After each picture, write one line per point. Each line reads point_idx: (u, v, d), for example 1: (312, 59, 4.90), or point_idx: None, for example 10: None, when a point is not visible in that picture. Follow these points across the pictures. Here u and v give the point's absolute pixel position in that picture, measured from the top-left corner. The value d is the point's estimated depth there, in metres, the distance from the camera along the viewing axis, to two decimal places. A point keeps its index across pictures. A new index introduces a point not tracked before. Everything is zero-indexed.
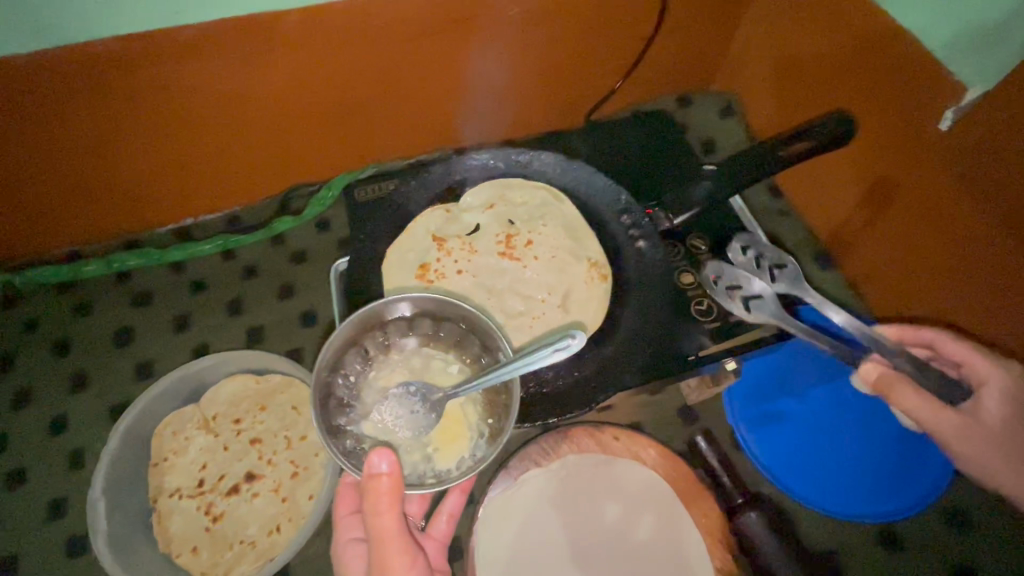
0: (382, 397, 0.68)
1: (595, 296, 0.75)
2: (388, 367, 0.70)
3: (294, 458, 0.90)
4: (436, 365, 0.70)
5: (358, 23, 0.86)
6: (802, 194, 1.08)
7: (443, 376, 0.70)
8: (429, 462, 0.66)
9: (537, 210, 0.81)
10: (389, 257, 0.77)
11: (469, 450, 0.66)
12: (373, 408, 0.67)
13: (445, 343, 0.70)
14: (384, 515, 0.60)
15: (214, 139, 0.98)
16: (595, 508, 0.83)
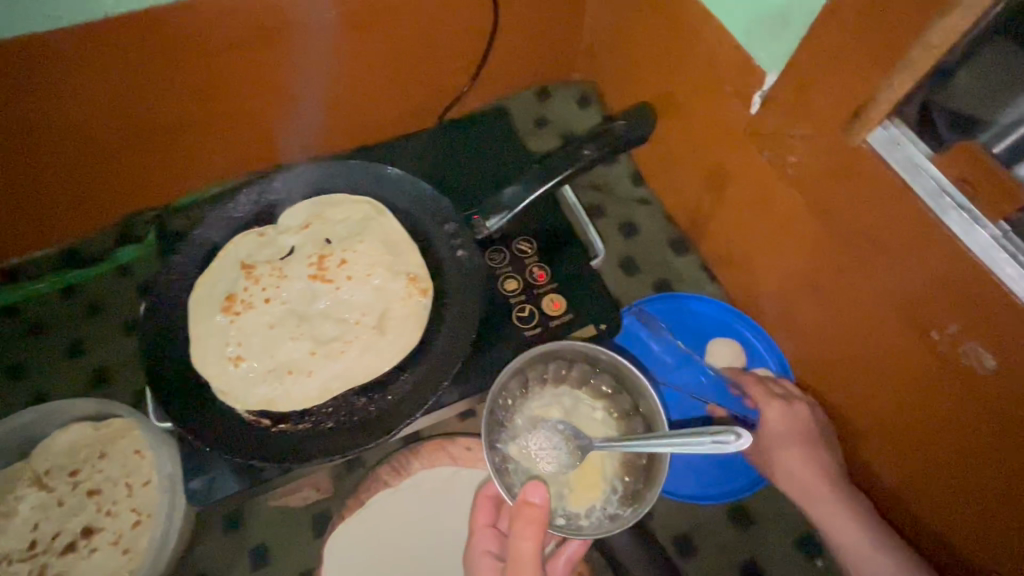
0: (533, 426, 0.73)
1: (412, 313, 0.72)
2: (542, 400, 0.75)
3: (137, 506, 0.85)
4: (583, 411, 0.75)
5: (171, 35, 0.77)
6: (657, 181, 1.08)
7: (593, 425, 0.74)
8: (561, 499, 0.71)
9: (356, 226, 0.78)
10: (196, 291, 0.72)
11: (602, 502, 0.71)
12: (524, 437, 0.72)
13: (597, 392, 0.75)
14: (528, 540, 0.60)
15: (38, 161, 0.86)
16: (446, 522, 0.82)
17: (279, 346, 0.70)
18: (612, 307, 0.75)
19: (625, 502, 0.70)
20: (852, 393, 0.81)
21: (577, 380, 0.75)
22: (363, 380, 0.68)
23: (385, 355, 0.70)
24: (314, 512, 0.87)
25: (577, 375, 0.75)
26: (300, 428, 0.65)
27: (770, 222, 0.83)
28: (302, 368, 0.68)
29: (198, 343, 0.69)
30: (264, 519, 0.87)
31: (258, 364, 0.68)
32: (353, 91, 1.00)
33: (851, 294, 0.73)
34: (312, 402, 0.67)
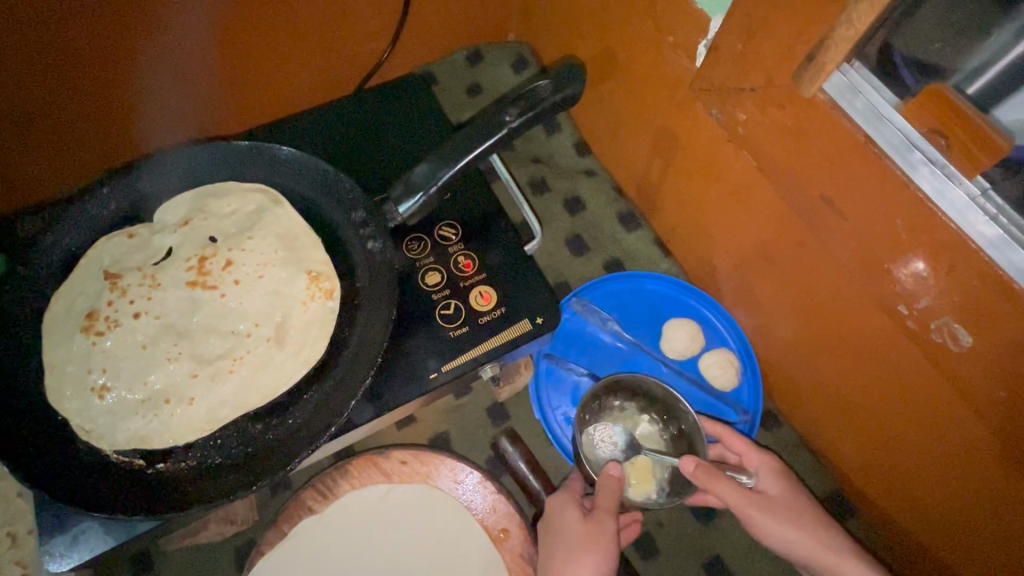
0: (598, 425, 0.81)
1: (316, 319, 0.62)
2: (609, 415, 0.82)
3: (23, 558, 0.74)
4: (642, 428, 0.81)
5: None
6: (603, 149, 0.98)
7: (646, 437, 0.81)
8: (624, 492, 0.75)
9: (248, 219, 0.66)
10: (50, 310, 0.60)
11: (655, 493, 0.75)
12: (588, 432, 0.79)
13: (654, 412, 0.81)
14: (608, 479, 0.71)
15: None
16: (383, 546, 0.73)
17: (153, 369, 0.58)
18: (550, 294, 0.65)
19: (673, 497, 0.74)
20: (817, 372, 0.74)
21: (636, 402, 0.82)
22: (258, 403, 0.58)
23: (284, 372, 0.59)
24: (234, 544, 0.78)
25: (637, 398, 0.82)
26: (185, 466, 0.55)
27: (724, 191, 0.75)
28: (182, 396, 0.57)
29: (52, 373, 0.57)
30: (177, 558, 0.77)
31: (128, 394, 0.57)
32: (243, 87, 0.84)
33: (813, 266, 0.66)
34: (196, 434, 0.56)
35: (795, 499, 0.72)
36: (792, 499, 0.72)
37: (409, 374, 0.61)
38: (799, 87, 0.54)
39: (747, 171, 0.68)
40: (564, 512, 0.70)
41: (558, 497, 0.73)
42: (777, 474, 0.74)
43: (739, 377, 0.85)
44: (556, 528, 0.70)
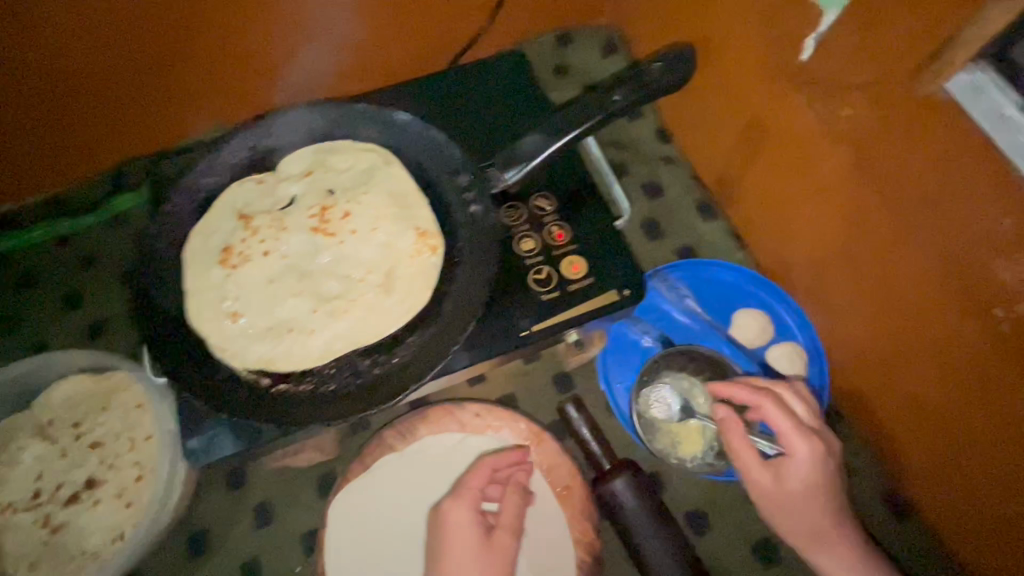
0: (654, 387, 0.85)
1: (420, 271, 0.67)
2: (672, 376, 0.86)
3: (140, 460, 0.83)
4: (699, 391, 0.85)
5: None
6: (686, 137, 1.00)
7: (703, 399, 0.85)
8: (674, 449, 0.84)
9: (362, 176, 0.72)
10: (190, 243, 0.68)
11: (702, 454, 0.83)
12: (646, 393, 0.85)
13: (713, 379, 0.86)
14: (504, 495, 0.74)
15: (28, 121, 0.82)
16: None
17: (279, 302, 0.65)
18: (636, 269, 0.69)
19: (719, 458, 0.83)
20: (898, 377, 0.74)
21: (698, 367, 0.86)
22: (367, 341, 0.64)
23: (392, 315, 0.65)
24: (317, 474, 0.86)
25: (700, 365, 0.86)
26: (302, 389, 0.62)
27: (813, 187, 0.75)
28: (303, 327, 0.64)
29: (192, 297, 0.65)
30: (268, 478, 0.85)
31: (257, 321, 0.64)
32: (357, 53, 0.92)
33: (890, 268, 0.68)
34: (314, 362, 0.63)
35: (827, 484, 0.71)
36: (821, 486, 0.71)
37: (502, 330, 0.66)
38: (913, 88, 0.57)
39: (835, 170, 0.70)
40: (471, 530, 0.69)
41: (458, 509, 0.70)
42: (811, 462, 0.71)
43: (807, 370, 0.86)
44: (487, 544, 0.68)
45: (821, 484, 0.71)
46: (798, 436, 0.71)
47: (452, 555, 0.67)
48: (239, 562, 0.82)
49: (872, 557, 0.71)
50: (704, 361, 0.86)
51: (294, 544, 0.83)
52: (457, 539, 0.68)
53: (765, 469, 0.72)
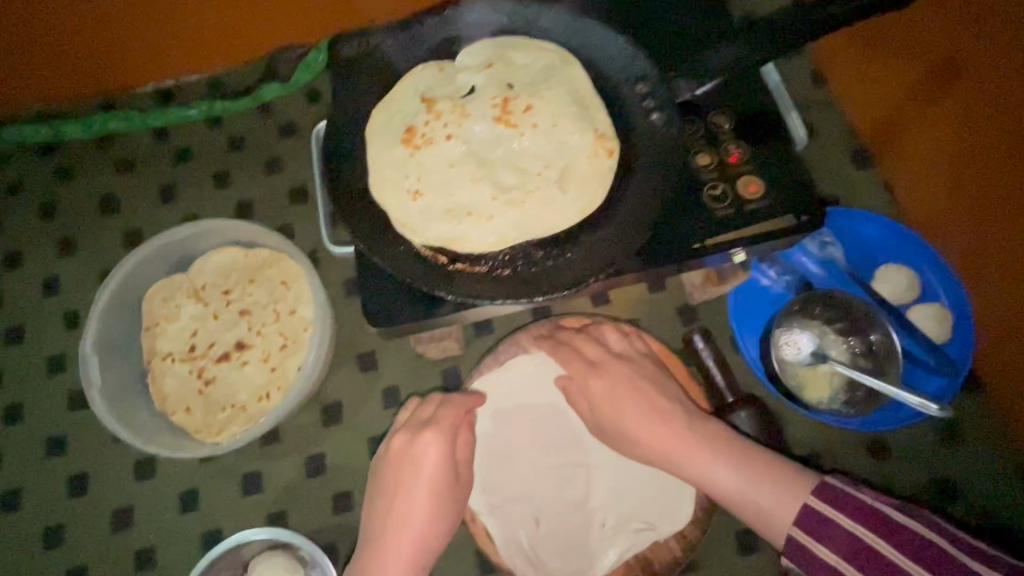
0: (786, 329, 0.84)
1: (596, 172, 0.67)
2: (808, 322, 0.85)
3: (284, 331, 0.89)
4: (832, 340, 0.85)
5: None
6: (846, 83, 0.97)
7: (835, 348, 0.84)
8: (801, 391, 0.83)
9: (542, 73, 0.71)
10: (374, 120, 0.70)
11: (829, 400, 0.83)
12: (778, 334, 0.84)
13: (850, 330, 0.84)
14: (427, 447, 0.72)
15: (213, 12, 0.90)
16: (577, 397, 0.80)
17: (458, 186, 0.66)
18: (813, 197, 0.67)
19: (847, 406, 0.82)
20: None
21: (834, 317, 0.85)
22: (542, 234, 0.65)
23: (567, 212, 0.66)
24: (442, 368, 0.90)
25: (839, 315, 0.85)
26: (480, 270, 0.64)
27: (1002, 144, 0.70)
28: (482, 213, 0.65)
29: (377, 171, 0.68)
30: (396, 365, 0.90)
31: (436, 202, 0.66)
32: None
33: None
34: (489, 248, 0.65)
35: (619, 410, 0.74)
36: (644, 409, 0.73)
37: (673, 240, 0.66)
38: None
39: (992, 101, 0.70)
40: (436, 464, 0.72)
41: (405, 440, 0.73)
42: (609, 391, 0.75)
43: (948, 333, 0.84)
44: (439, 477, 0.72)
45: (634, 408, 0.74)
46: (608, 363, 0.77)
47: (397, 477, 0.73)
48: (366, 436, 0.87)
49: (782, 472, 0.66)
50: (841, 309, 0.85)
51: None
52: (405, 468, 0.73)
53: (580, 401, 0.77)
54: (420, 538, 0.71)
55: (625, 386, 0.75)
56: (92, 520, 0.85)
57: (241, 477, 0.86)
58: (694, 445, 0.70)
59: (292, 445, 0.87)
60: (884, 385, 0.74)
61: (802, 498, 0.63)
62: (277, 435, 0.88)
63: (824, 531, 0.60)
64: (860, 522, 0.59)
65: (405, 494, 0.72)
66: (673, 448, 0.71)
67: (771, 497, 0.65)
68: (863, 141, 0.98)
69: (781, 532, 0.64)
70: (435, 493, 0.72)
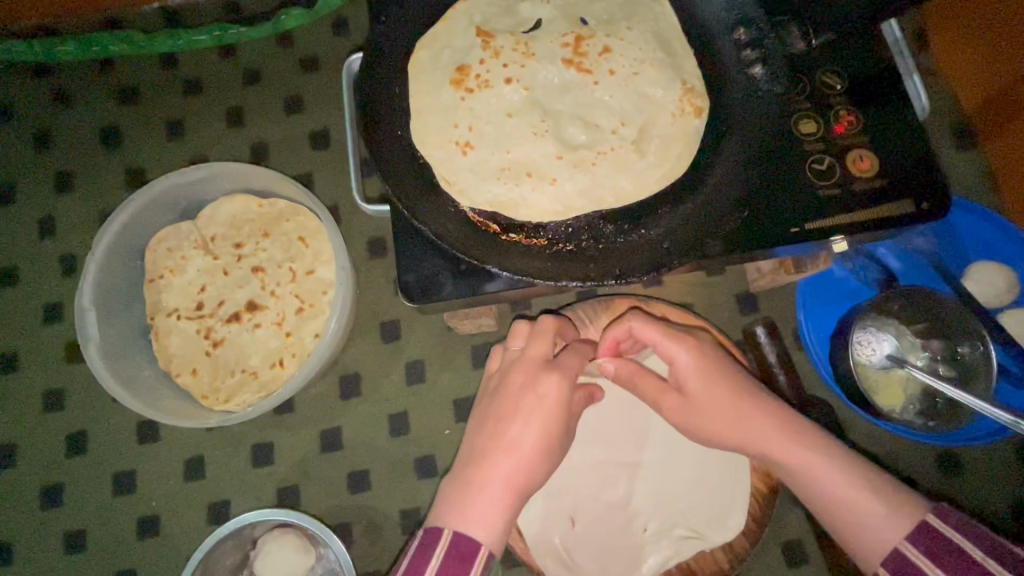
0: (863, 328, 0.75)
1: (681, 134, 0.56)
2: (886, 322, 0.76)
3: (301, 293, 0.80)
4: (909, 343, 0.75)
5: None
6: (955, 46, 0.83)
7: (911, 352, 0.75)
8: (871, 396, 0.74)
9: (622, 8, 0.59)
10: (418, 55, 0.59)
11: (902, 408, 0.74)
12: (855, 332, 0.74)
13: (931, 333, 0.75)
14: (546, 387, 0.55)
15: None
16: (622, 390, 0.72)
17: (516, 141, 0.56)
18: (939, 178, 0.56)
19: (923, 417, 0.73)
20: None
21: (915, 317, 0.76)
22: (613, 205, 0.55)
23: (645, 180, 0.55)
24: (474, 344, 0.82)
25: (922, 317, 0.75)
26: (538, 244, 0.55)
27: None
28: (544, 174, 0.55)
29: (421, 117, 0.57)
30: (422, 337, 0.82)
31: (489, 157, 0.56)
32: None
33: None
34: (551, 216, 0.55)
35: (715, 397, 0.56)
36: (732, 389, 0.56)
37: (769, 220, 0.54)
38: None
39: None
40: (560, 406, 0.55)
41: (526, 374, 0.56)
42: (699, 364, 0.58)
43: None
44: (560, 424, 0.55)
45: (724, 384, 0.57)
46: (670, 342, 0.58)
47: (511, 408, 0.54)
48: (387, 412, 0.80)
49: (892, 485, 0.50)
50: (928, 309, 0.74)
51: (446, 409, 0.80)
52: (525, 400, 0.55)
53: (660, 388, 0.60)
54: (524, 484, 0.53)
55: (721, 362, 0.58)
56: (92, 483, 0.79)
57: (251, 448, 0.80)
58: (796, 434, 0.54)
59: (307, 417, 0.80)
60: (973, 399, 0.64)
61: (918, 515, 0.48)
62: (291, 405, 0.81)
63: (942, 555, 0.45)
64: (982, 550, 0.43)
65: (522, 434, 0.53)
66: (765, 432, 0.54)
67: (881, 509, 0.49)
68: (963, 118, 0.86)
69: (882, 553, 0.48)
70: (551, 441, 0.54)
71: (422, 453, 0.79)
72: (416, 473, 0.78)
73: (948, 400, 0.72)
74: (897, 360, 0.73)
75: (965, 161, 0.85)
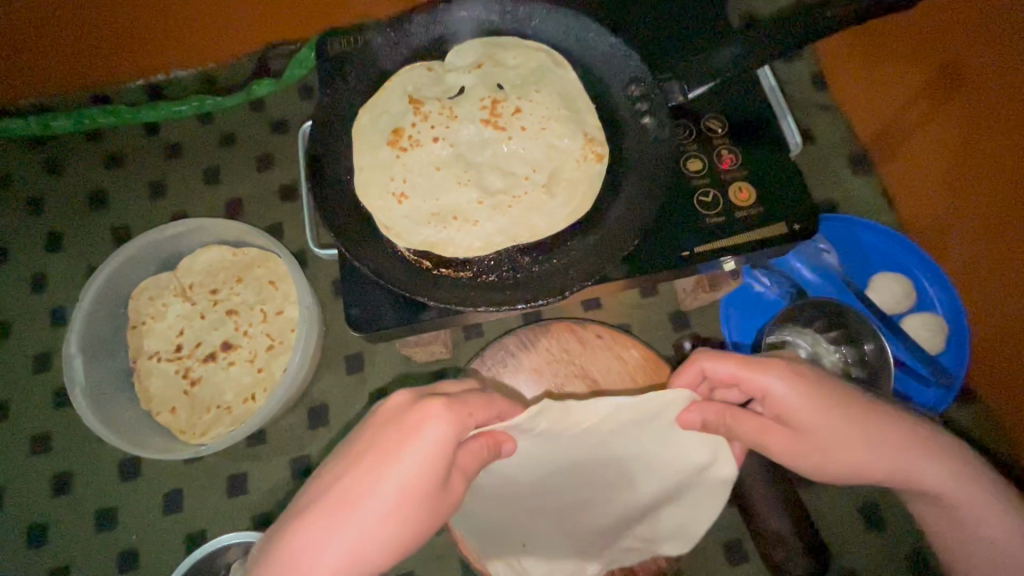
0: (779, 337, 0.83)
1: (585, 177, 0.66)
2: (801, 332, 0.84)
3: (271, 332, 0.88)
4: (822, 350, 0.83)
5: None
6: (848, 85, 0.95)
7: (825, 357, 0.83)
8: None
9: (532, 74, 0.70)
10: (360, 121, 0.69)
11: None
12: (771, 342, 0.83)
13: (841, 340, 0.83)
14: (425, 427, 0.45)
15: (198, 8, 0.89)
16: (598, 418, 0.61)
17: (445, 190, 0.66)
18: (808, 204, 0.65)
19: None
20: None
21: (824, 327, 0.83)
22: (529, 240, 0.65)
23: (554, 218, 0.65)
24: (431, 371, 0.89)
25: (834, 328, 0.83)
26: (466, 275, 0.64)
27: (990, 163, 0.71)
28: (468, 217, 0.65)
29: (363, 173, 0.67)
30: (383, 367, 0.90)
31: (421, 205, 0.65)
32: None
33: (1000, 144, 0.69)
34: (475, 253, 0.64)
35: (836, 437, 0.51)
36: (865, 437, 0.51)
37: (662, 248, 0.65)
38: None
39: (982, 117, 0.71)
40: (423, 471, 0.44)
41: (403, 402, 0.47)
42: (798, 395, 0.52)
43: (943, 344, 0.83)
44: (423, 483, 0.44)
45: (854, 415, 0.52)
46: (754, 373, 0.54)
47: (369, 446, 0.45)
48: None
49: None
50: (836, 318, 0.82)
51: None
52: (390, 437, 0.45)
53: (764, 431, 0.55)
54: (349, 565, 0.41)
55: (831, 392, 0.53)
56: (74, 521, 0.85)
57: (226, 478, 0.86)
58: (953, 469, 0.52)
59: (278, 447, 0.87)
60: None
61: None
62: (264, 437, 0.87)
63: None
64: None
65: (360, 504, 0.43)
66: (917, 469, 0.51)
67: None
68: (861, 146, 0.96)
69: None
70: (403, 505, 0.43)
71: None
72: None
73: None
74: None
75: (864, 184, 0.95)
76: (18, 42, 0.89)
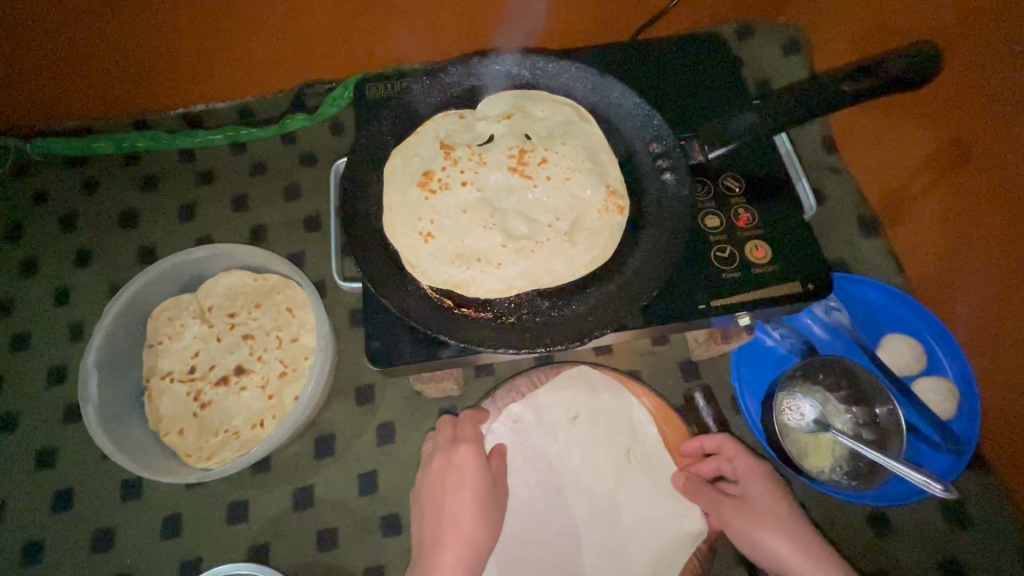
0: (790, 394, 0.83)
1: (606, 227, 0.68)
2: (809, 389, 0.83)
3: (285, 358, 0.89)
4: (831, 408, 0.82)
5: None
6: (858, 151, 0.98)
7: (835, 416, 0.82)
8: (803, 459, 0.80)
9: (558, 126, 0.73)
10: (392, 161, 0.72)
11: (831, 470, 0.79)
12: (780, 399, 0.82)
13: (850, 400, 0.82)
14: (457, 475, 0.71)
15: (240, 48, 0.94)
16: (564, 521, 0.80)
17: (470, 232, 0.68)
18: (821, 264, 0.67)
19: (850, 477, 0.78)
20: None
21: (832, 385, 0.83)
22: (549, 285, 0.67)
23: (574, 265, 0.67)
24: (440, 406, 0.89)
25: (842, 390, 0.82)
26: (487, 315, 0.65)
27: (996, 232, 0.74)
28: (491, 260, 0.67)
29: (391, 211, 0.69)
30: (394, 401, 0.90)
31: (447, 245, 0.67)
32: (550, 15, 0.94)
33: (1014, 210, 0.71)
34: (496, 294, 0.66)
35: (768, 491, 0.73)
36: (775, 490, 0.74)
37: (678, 299, 0.67)
38: None
39: (988, 189, 0.74)
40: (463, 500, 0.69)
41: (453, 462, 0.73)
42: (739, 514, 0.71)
43: (956, 406, 0.82)
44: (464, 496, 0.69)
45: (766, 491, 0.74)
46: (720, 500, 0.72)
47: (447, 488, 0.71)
48: (357, 471, 0.86)
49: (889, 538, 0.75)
50: (845, 377, 0.82)
51: (412, 468, 0.86)
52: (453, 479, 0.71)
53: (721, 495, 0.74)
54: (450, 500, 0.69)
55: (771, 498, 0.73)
56: (71, 541, 0.83)
57: (227, 505, 0.85)
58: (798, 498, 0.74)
59: (282, 476, 0.86)
60: (881, 457, 0.71)
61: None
62: (268, 465, 0.87)
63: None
64: None
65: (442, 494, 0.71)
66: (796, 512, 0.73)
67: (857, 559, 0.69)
68: (870, 209, 0.99)
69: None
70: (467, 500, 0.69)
71: (389, 511, 0.84)
72: (382, 531, 0.83)
73: (870, 462, 0.77)
74: (822, 425, 0.80)
75: (874, 246, 0.97)
76: (71, 74, 0.95)
